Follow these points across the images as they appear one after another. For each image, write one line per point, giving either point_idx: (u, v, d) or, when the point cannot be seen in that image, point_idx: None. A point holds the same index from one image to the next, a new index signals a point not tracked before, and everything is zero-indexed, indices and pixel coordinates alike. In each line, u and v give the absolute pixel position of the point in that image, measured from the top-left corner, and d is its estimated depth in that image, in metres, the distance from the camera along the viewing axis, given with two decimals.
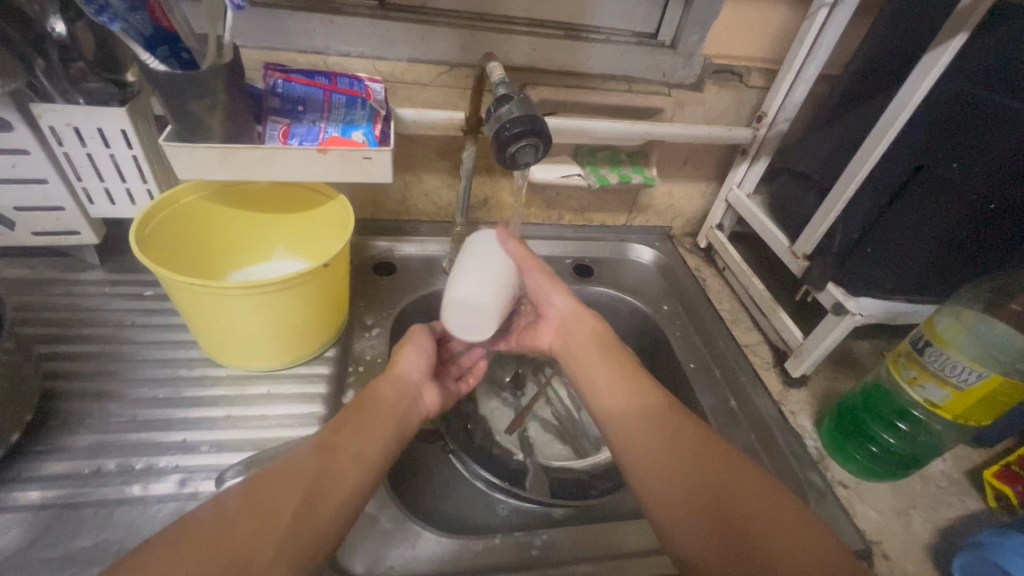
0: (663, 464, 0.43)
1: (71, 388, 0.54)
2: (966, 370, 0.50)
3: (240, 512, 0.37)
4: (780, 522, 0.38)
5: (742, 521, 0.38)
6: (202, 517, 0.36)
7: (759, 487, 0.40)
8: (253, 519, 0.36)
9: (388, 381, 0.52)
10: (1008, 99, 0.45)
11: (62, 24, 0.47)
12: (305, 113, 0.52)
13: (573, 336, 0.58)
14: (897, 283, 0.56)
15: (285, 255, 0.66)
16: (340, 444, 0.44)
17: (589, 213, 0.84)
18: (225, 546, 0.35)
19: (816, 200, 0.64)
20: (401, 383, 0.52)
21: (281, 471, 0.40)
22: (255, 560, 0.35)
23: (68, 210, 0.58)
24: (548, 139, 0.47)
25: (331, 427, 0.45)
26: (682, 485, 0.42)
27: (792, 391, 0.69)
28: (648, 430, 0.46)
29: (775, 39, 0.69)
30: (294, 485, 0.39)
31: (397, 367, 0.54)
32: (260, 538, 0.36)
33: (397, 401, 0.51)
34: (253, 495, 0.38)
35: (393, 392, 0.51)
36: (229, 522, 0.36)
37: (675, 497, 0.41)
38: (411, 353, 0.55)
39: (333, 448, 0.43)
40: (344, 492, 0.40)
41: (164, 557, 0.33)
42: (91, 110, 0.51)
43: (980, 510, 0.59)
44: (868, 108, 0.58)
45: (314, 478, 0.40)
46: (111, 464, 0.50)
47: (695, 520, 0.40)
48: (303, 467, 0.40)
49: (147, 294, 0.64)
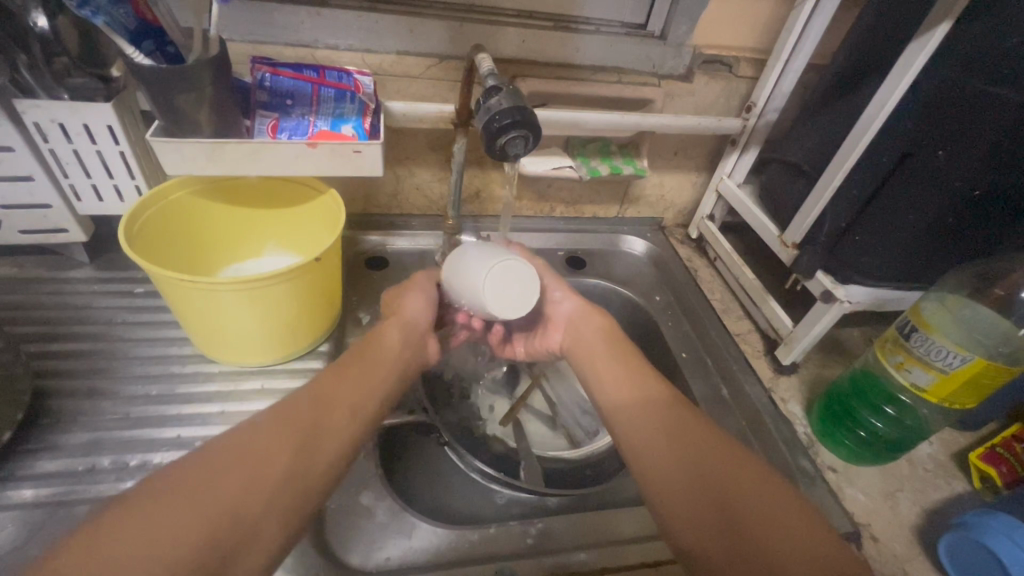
0: (656, 446, 0.44)
1: (63, 387, 0.54)
2: (950, 354, 0.51)
3: (230, 461, 0.36)
4: (782, 517, 0.37)
5: (727, 505, 0.39)
6: (193, 466, 0.35)
7: (749, 479, 0.40)
8: (239, 472, 0.36)
9: (384, 339, 0.52)
10: (993, 87, 0.45)
11: (44, 17, 0.46)
12: (294, 107, 0.51)
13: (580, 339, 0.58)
14: (885, 269, 0.57)
15: (275, 251, 0.66)
16: (335, 401, 0.44)
17: (581, 205, 0.84)
18: (209, 501, 0.33)
19: (805, 190, 0.64)
20: (408, 328, 0.54)
21: (272, 422, 0.40)
22: (245, 511, 0.34)
23: (55, 207, 0.57)
24: (538, 129, 0.47)
25: (322, 380, 0.45)
26: (676, 479, 0.42)
27: (782, 378, 0.69)
28: (643, 415, 0.47)
29: (765, 29, 0.69)
30: (287, 437, 0.39)
31: (405, 312, 0.55)
32: (252, 489, 0.35)
33: (389, 354, 0.51)
34: (239, 445, 0.37)
35: (399, 335, 0.53)
36: (214, 467, 0.35)
37: (675, 478, 0.42)
38: (418, 299, 0.57)
39: (323, 401, 0.43)
40: (335, 446, 0.41)
41: (151, 500, 0.32)
42: (77, 106, 0.50)
43: (966, 491, 0.60)
44: (855, 99, 0.59)
45: (304, 433, 0.40)
46: (105, 462, 0.50)
47: (692, 515, 0.39)
48: (295, 422, 0.40)
49: (138, 291, 0.64)
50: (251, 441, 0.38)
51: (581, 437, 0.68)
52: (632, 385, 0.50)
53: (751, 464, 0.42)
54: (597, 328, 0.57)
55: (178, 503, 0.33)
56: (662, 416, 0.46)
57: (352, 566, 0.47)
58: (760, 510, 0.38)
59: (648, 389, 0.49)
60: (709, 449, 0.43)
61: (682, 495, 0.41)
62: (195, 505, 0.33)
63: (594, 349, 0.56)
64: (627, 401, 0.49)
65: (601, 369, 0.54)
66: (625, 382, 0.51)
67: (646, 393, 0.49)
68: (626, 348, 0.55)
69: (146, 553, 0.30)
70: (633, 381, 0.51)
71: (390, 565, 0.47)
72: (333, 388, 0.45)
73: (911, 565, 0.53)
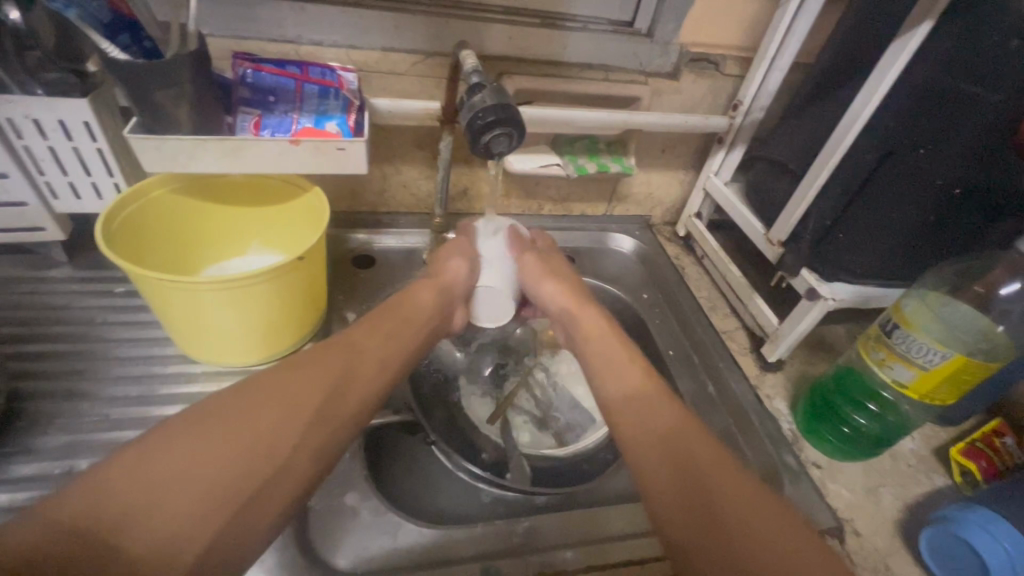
0: (641, 446, 0.44)
1: (39, 389, 0.53)
2: (931, 351, 0.51)
3: (268, 397, 0.39)
4: (759, 512, 0.38)
5: (704, 493, 0.39)
6: (233, 399, 0.38)
7: (728, 474, 0.40)
8: (267, 412, 0.38)
9: (408, 301, 0.54)
10: (972, 86, 0.46)
11: (16, 11, 0.44)
12: (277, 104, 0.51)
13: (580, 335, 0.58)
14: (868, 267, 0.58)
15: (259, 249, 0.65)
16: (359, 355, 0.46)
17: (570, 202, 0.84)
18: (239, 436, 0.36)
19: (790, 188, 0.65)
20: (443, 289, 0.57)
21: (307, 364, 0.42)
22: (279, 444, 0.37)
23: (31, 205, 0.56)
24: (522, 127, 0.47)
25: (348, 333, 0.47)
26: (658, 475, 0.42)
27: (768, 375, 0.70)
28: (630, 413, 0.47)
29: (751, 27, 0.69)
30: (319, 379, 0.42)
31: (446, 276, 0.58)
32: (284, 424, 0.38)
33: (411, 314, 0.53)
34: (278, 381, 0.41)
35: (436, 294, 0.56)
36: (243, 406, 0.38)
37: (657, 466, 0.42)
38: (457, 262, 0.60)
39: (349, 353, 0.45)
40: (362, 392, 0.44)
41: (185, 430, 0.35)
42: (51, 102, 0.49)
43: (946, 486, 0.61)
44: (839, 97, 0.59)
45: (328, 383, 0.42)
46: (84, 465, 0.49)
47: (675, 513, 0.40)
48: (328, 367, 0.43)
49: (118, 290, 0.63)
50: (276, 384, 0.40)
51: (571, 435, 0.67)
52: (617, 379, 0.51)
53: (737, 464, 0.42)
54: (590, 330, 0.57)
55: (225, 426, 0.36)
56: (649, 415, 0.46)
57: (337, 567, 0.47)
58: (741, 507, 0.38)
59: (632, 381, 0.50)
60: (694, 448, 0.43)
61: (665, 494, 0.41)
62: (234, 433, 0.36)
63: (585, 350, 0.56)
64: (615, 399, 0.49)
65: (593, 365, 0.54)
66: (614, 376, 0.51)
67: (632, 386, 0.49)
68: (620, 345, 0.55)
69: (196, 468, 0.34)
70: (624, 373, 0.51)
71: (375, 566, 0.47)
72: (358, 342, 0.47)
73: (893, 559, 0.54)
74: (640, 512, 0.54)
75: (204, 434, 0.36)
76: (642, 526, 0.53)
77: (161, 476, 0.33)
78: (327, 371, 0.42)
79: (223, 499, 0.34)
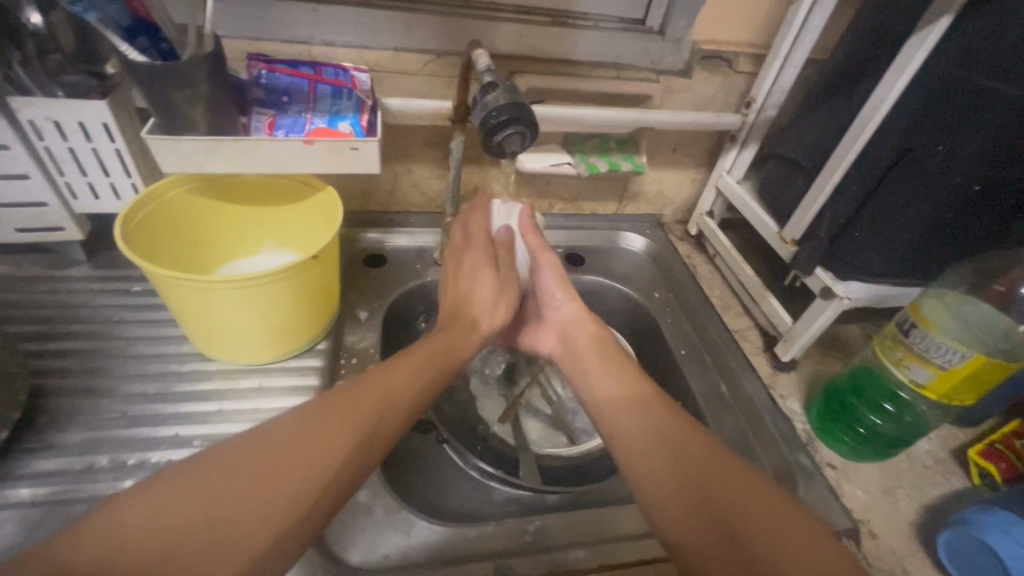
0: (644, 459, 0.43)
1: (60, 386, 0.54)
2: (950, 351, 0.50)
3: (281, 443, 0.37)
4: (767, 518, 0.37)
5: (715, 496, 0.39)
6: (247, 445, 0.37)
7: (734, 480, 0.40)
8: (297, 460, 0.36)
9: (442, 337, 0.52)
10: (992, 81, 0.45)
11: (37, 14, 0.46)
12: (291, 104, 0.51)
13: (576, 338, 0.59)
14: (884, 266, 0.57)
15: (273, 248, 0.66)
16: (392, 397, 0.43)
17: (580, 201, 0.83)
18: (266, 487, 0.35)
19: (804, 186, 0.64)
20: (468, 326, 0.55)
21: (321, 408, 0.40)
22: (293, 495, 0.35)
23: (51, 206, 0.57)
24: (535, 126, 0.47)
25: (381, 370, 0.45)
26: (663, 476, 0.42)
27: (782, 374, 0.69)
28: (634, 419, 0.47)
29: (765, 24, 0.68)
30: (335, 423, 0.39)
31: (471, 310, 0.57)
32: (298, 473, 0.36)
33: (444, 349, 0.51)
34: (292, 425, 0.39)
35: (464, 333, 0.54)
36: (274, 449, 0.37)
37: (660, 471, 0.42)
38: (491, 298, 0.58)
39: (383, 396, 0.43)
40: (379, 432, 0.41)
41: (215, 476, 0.34)
42: (72, 104, 0.50)
43: (965, 488, 0.60)
44: (855, 94, 0.58)
45: (360, 430, 0.40)
46: (103, 460, 0.50)
47: (678, 514, 0.40)
48: (342, 409, 0.40)
49: (135, 289, 0.64)
50: (308, 426, 0.39)
51: (583, 434, 0.67)
52: (615, 384, 0.51)
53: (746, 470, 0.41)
54: (586, 338, 0.58)
55: (241, 475, 0.35)
56: (656, 415, 0.46)
57: (351, 564, 0.47)
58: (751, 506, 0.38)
59: (631, 387, 0.50)
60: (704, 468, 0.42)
61: (674, 511, 0.40)
62: (249, 484, 0.35)
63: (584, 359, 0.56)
64: (614, 404, 0.49)
65: (592, 368, 0.55)
66: (609, 379, 0.52)
67: (632, 395, 0.49)
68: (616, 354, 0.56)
69: (211, 520, 0.33)
70: (621, 377, 0.52)
71: (389, 563, 0.47)
72: (392, 381, 0.45)
73: (910, 561, 0.53)
74: None
75: (231, 483, 0.34)
76: None
77: (188, 525, 0.32)
78: (358, 415, 0.41)
79: (240, 553, 0.32)
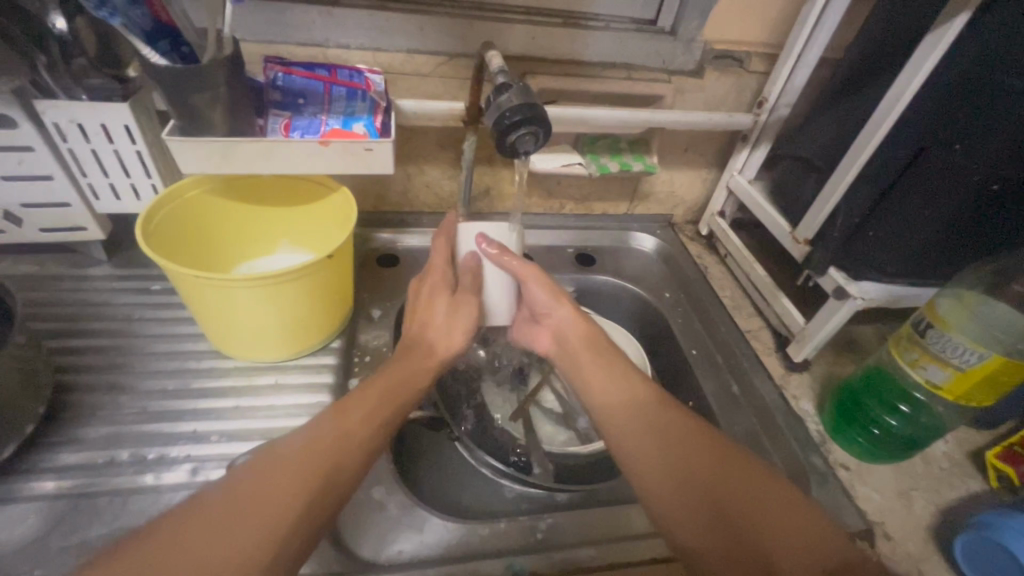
0: (648, 467, 0.43)
1: (82, 381, 0.55)
2: (968, 351, 0.50)
3: (258, 487, 0.38)
4: (771, 513, 0.38)
5: (721, 490, 0.40)
6: (221, 495, 0.37)
7: (736, 480, 0.41)
8: (247, 521, 0.36)
9: (397, 368, 0.50)
10: (1011, 78, 0.45)
11: (62, 19, 0.47)
12: (306, 106, 0.52)
13: (572, 339, 0.57)
14: (900, 265, 0.56)
15: (288, 248, 0.67)
16: (346, 442, 0.42)
17: (590, 201, 0.84)
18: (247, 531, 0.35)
19: (817, 185, 0.64)
20: (430, 354, 0.54)
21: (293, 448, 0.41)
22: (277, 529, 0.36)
23: (74, 206, 0.58)
24: (548, 126, 0.47)
25: (330, 416, 0.44)
26: (663, 482, 0.42)
27: (794, 375, 0.69)
28: (636, 425, 0.46)
29: (777, 23, 0.68)
30: (306, 460, 0.40)
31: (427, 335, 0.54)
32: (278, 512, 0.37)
33: (399, 382, 0.49)
34: (268, 467, 0.39)
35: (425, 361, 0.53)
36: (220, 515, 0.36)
37: (657, 477, 0.42)
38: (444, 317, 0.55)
39: (335, 441, 0.42)
40: (351, 461, 0.42)
41: (176, 542, 0.34)
42: (94, 106, 0.51)
43: (983, 491, 0.60)
44: (869, 93, 0.58)
45: (326, 469, 0.40)
46: (125, 455, 0.51)
47: (683, 515, 0.40)
48: (314, 447, 0.41)
49: (154, 287, 0.65)
50: (257, 488, 0.38)
51: (593, 433, 0.67)
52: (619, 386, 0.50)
53: (750, 469, 0.41)
54: (577, 343, 0.56)
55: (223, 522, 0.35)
56: (664, 415, 0.46)
57: (365, 559, 0.48)
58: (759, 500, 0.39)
59: (632, 388, 0.50)
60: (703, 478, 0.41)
61: (681, 522, 0.40)
62: (230, 529, 0.35)
63: (578, 360, 0.55)
64: (611, 408, 0.49)
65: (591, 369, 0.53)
66: (610, 385, 0.51)
67: (633, 397, 0.49)
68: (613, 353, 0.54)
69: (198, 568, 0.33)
70: (624, 381, 0.51)
71: (402, 559, 0.48)
72: (342, 426, 0.43)
73: (926, 564, 0.53)
74: None
75: (205, 537, 0.35)
76: None
77: None
78: (306, 467, 0.40)
79: None
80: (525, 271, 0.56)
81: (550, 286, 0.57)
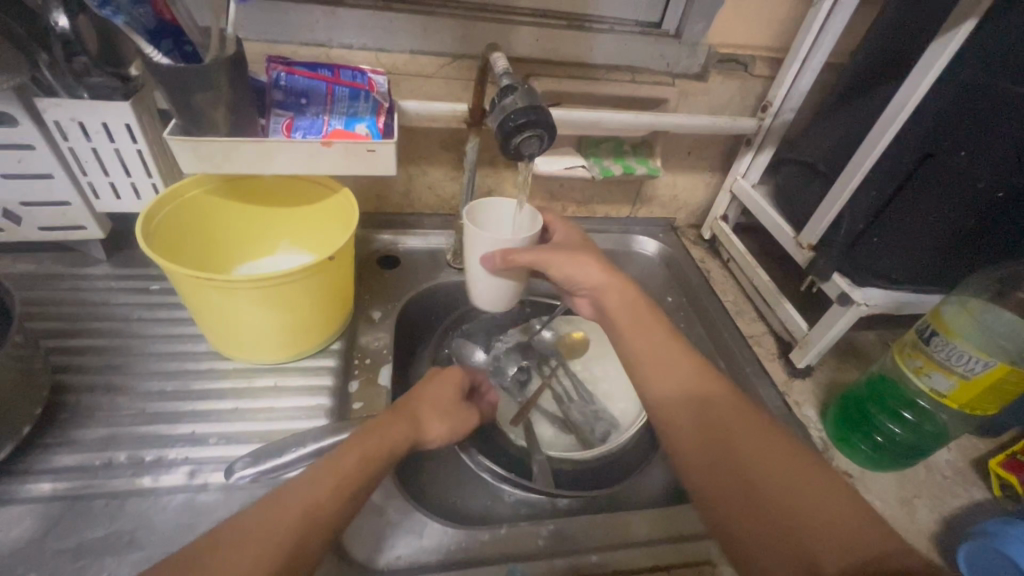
0: (693, 467, 0.41)
1: (79, 382, 0.55)
2: (972, 359, 0.50)
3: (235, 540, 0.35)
4: (815, 503, 0.36)
5: (768, 487, 0.38)
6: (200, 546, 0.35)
7: (789, 475, 0.38)
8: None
9: (378, 429, 0.45)
10: (1012, 84, 0.44)
11: (65, 17, 0.46)
12: (308, 106, 0.52)
13: (608, 309, 0.55)
14: (903, 273, 0.56)
15: (289, 249, 0.67)
16: (313, 515, 0.37)
17: (593, 204, 0.83)
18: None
19: (822, 191, 0.63)
20: (411, 415, 0.48)
21: (276, 498, 0.38)
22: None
23: (74, 205, 0.58)
24: (553, 128, 0.47)
25: (296, 482, 0.39)
26: (711, 473, 0.40)
27: (797, 381, 0.68)
28: (684, 423, 0.43)
29: (782, 28, 0.68)
30: (284, 512, 0.37)
31: (408, 404, 0.50)
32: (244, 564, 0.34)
33: (382, 444, 0.43)
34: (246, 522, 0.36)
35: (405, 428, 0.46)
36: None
37: (705, 465, 0.41)
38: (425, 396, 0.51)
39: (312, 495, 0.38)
40: (330, 509, 0.38)
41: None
42: (94, 105, 0.51)
43: (986, 499, 0.59)
44: (874, 98, 0.58)
45: (297, 525, 0.36)
46: (122, 457, 0.50)
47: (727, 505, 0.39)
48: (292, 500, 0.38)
49: (154, 288, 0.65)
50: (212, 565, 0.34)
51: (595, 438, 0.66)
52: (654, 374, 0.48)
53: (806, 467, 0.39)
54: (616, 310, 0.54)
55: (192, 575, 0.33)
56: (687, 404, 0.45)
57: (364, 566, 0.47)
58: (808, 493, 0.37)
59: (672, 378, 0.47)
60: (773, 503, 0.37)
61: (756, 547, 0.36)
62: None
63: (618, 328, 0.53)
64: (658, 401, 0.46)
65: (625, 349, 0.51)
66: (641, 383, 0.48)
67: (683, 389, 0.45)
68: (654, 318, 0.53)
69: None
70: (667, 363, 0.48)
71: (401, 564, 0.48)
72: (309, 498, 0.38)
73: None
74: (665, 517, 0.54)
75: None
76: (668, 531, 0.53)
77: None
78: (265, 550, 0.35)
79: None
80: (540, 257, 0.56)
81: (574, 258, 0.57)
